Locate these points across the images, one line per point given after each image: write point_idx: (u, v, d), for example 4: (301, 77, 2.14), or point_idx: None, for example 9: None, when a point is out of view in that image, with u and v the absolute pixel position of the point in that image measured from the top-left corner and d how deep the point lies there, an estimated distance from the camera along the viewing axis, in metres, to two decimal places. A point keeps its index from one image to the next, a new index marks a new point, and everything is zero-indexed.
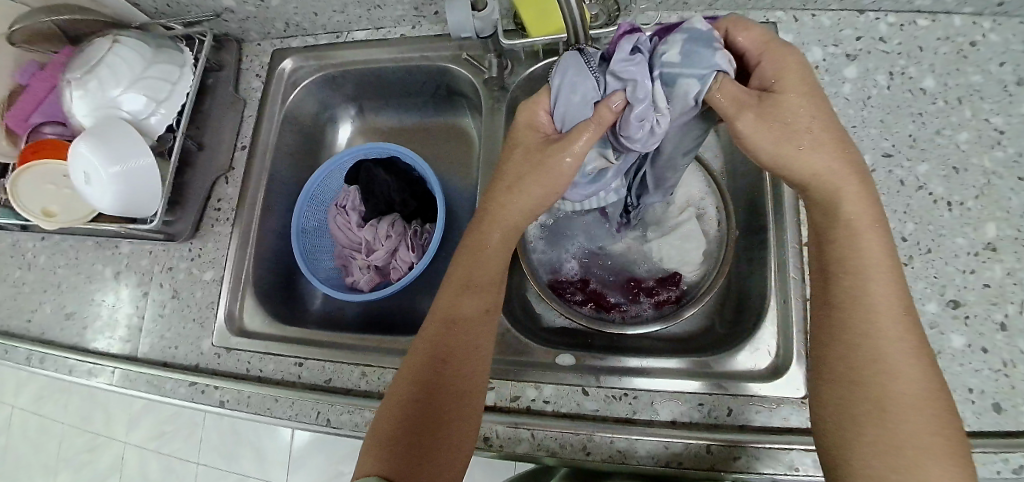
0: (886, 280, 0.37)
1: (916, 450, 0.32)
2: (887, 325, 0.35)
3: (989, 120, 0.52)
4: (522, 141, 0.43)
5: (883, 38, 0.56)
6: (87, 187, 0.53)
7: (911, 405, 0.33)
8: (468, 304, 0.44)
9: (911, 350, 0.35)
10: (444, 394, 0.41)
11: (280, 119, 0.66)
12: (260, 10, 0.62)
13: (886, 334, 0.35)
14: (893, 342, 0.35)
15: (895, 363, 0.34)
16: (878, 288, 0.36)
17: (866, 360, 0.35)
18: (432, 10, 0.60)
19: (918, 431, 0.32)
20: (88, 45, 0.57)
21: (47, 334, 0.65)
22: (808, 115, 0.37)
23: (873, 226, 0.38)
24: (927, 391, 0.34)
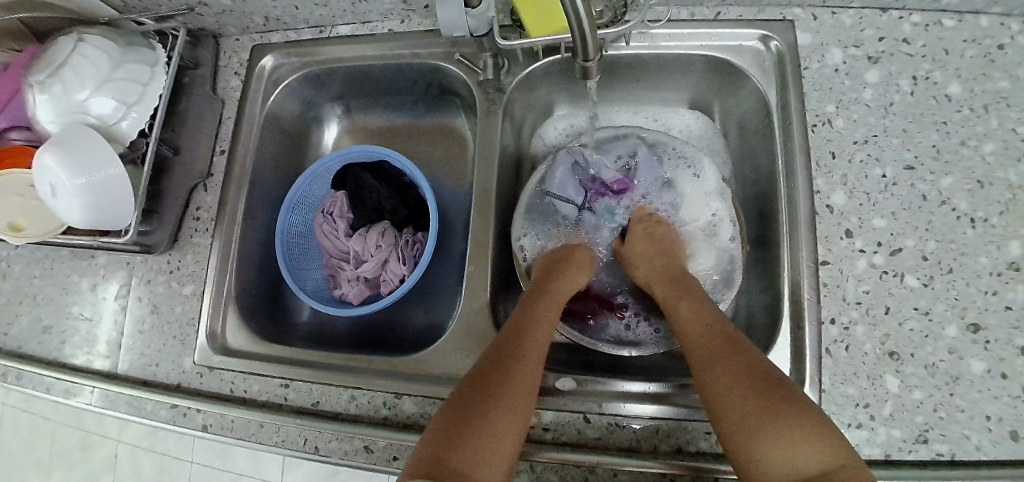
0: (697, 316, 0.45)
1: (751, 424, 0.34)
2: (697, 344, 0.42)
3: (1018, 129, 0.49)
4: (579, 262, 0.55)
5: (907, 38, 0.52)
6: (54, 200, 0.49)
7: (730, 389, 0.36)
8: (536, 315, 0.46)
9: (733, 350, 0.39)
10: (503, 389, 0.37)
11: (261, 120, 0.62)
12: (236, 3, 0.58)
13: (700, 349, 0.41)
14: (710, 350, 0.40)
15: (710, 361, 0.39)
16: (694, 325, 0.44)
17: (696, 365, 0.40)
18: (421, 4, 0.56)
19: (743, 411, 0.35)
20: (51, 45, 0.52)
21: (23, 349, 0.62)
22: (645, 243, 0.56)
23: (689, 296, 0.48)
24: (738, 375, 0.37)
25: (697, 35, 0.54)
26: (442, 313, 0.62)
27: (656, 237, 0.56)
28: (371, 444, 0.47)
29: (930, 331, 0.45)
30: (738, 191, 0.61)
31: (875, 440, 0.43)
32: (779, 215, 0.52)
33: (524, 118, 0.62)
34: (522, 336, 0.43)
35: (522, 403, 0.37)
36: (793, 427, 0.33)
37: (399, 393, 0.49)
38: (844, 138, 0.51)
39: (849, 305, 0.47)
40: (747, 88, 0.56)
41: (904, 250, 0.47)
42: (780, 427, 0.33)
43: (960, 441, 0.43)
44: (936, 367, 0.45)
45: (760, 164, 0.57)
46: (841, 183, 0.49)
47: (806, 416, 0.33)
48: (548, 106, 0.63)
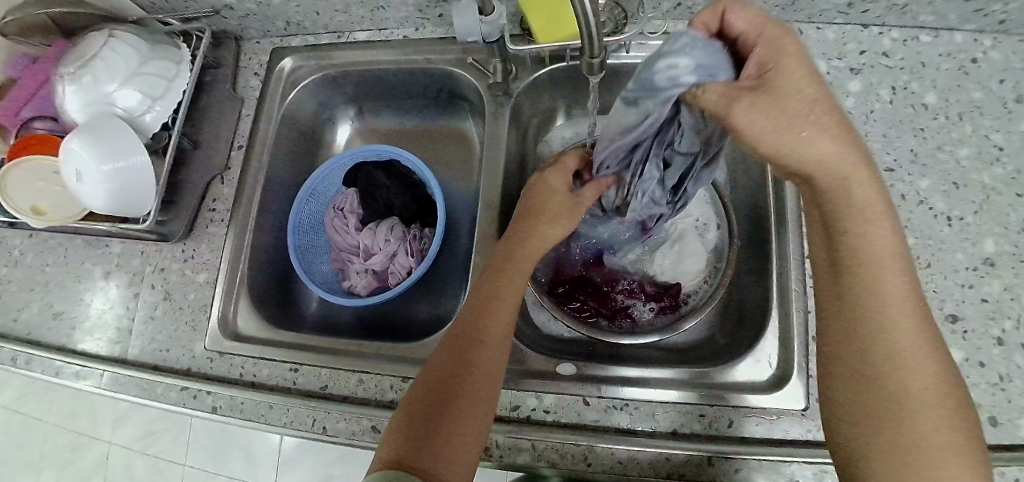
0: (895, 268, 0.33)
1: (915, 448, 0.30)
2: (890, 314, 0.32)
3: (989, 137, 0.52)
4: (553, 186, 0.50)
5: (886, 53, 0.57)
6: (79, 185, 0.51)
7: (917, 403, 0.31)
8: (504, 303, 0.45)
9: (920, 340, 0.32)
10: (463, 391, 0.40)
11: (279, 118, 0.65)
12: (260, 8, 0.61)
13: (893, 321, 0.32)
14: (898, 330, 0.32)
15: (896, 353, 0.32)
16: (889, 277, 0.33)
17: (859, 346, 0.33)
18: (436, 12, 0.60)
19: (918, 431, 0.30)
20: (82, 39, 0.55)
21: (32, 334, 0.63)
22: (812, 85, 0.27)
23: (887, 209, 0.32)
24: (941, 396, 0.31)
25: None
26: (446, 305, 0.64)
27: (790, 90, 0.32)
28: (378, 425, 0.49)
29: None
30: (731, 192, 0.64)
31: None
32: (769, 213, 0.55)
33: (529, 121, 0.66)
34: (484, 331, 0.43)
35: (478, 402, 0.40)
36: (966, 464, 0.30)
37: (405, 376, 0.51)
38: None
39: None
40: None
41: None
42: (947, 463, 0.29)
43: None
44: None
45: (751, 166, 0.60)
46: None
47: (970, 451, 0.30)
48: (552, 110, 0.67)
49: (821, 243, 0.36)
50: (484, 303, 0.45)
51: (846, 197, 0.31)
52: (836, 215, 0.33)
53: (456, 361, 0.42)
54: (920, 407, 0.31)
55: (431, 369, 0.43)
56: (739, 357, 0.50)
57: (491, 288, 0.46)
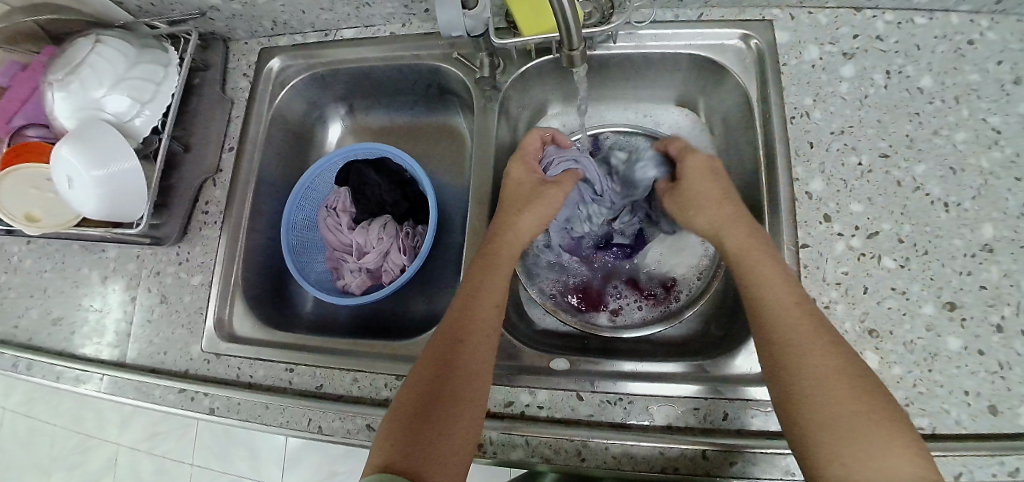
0: (783, 282, 0.42)
1: (849, 428, 0.34)
2: (793, 318, 0.40)
3: (987, 120, 0.51)
4: (521, 178, 0.55)
5: (880, 36, 0.56)
6: (70, 191, 0.51)
7: (835, 389, 0.36)
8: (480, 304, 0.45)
9: (820, 336, 0.39)
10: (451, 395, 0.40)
11: (268, 119, 0.65)
12: (245, 8, 0.61)
13: (799, 326, 0.40)
14: (804, 333, 0.39)
15: (806, 348, 0.38)
16: (778, 291, 0.42)
17: (784, 349, 0.39)
18: (422, 8, 0.59)
19: (848, 416, 0.34)
20: (69, 45, 0.55)
21: (33, 340, 0.63)
22: (713, 180, 0.51)
23: (767, 253, 0.44)
24: (855, 380, 0.36)
25: (681, 35, 0.58)
26: (441, 303, 0.64)
27: (716, 172, 0.52)
28: (373, 423, 0.49)
29: (908, 310, 0.47)
30: None
31: None
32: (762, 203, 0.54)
33: (520, 116, 0.65)
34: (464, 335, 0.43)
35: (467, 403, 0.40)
36: (900, 445, 0.33)
37: (399, 374, 0.51)
38: (822, 129, 0.53)
39: (829, 285, 0.49)
40: (730, 84, 0.59)
41: (880, 233, 0.50)
42: (883, 444, 0.33)
43: (939, 415, 0.44)
44: (914, 343, 0.46)
45: (744, 156, 0.59)
46: (820, 171, 0.52)
47: (903, 432, 0.34)
48: (542, 103, 0.66)
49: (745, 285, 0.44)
50: (466, 305, 0.45)
51: (748, 256, 0.45)
52: (742, 264, 0.45)
53: (439, 368, 0.42)
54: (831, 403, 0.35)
55: (416, 374, 0.42)
56: (734, 349, 0.50)
57: (470, 291, 0.47)
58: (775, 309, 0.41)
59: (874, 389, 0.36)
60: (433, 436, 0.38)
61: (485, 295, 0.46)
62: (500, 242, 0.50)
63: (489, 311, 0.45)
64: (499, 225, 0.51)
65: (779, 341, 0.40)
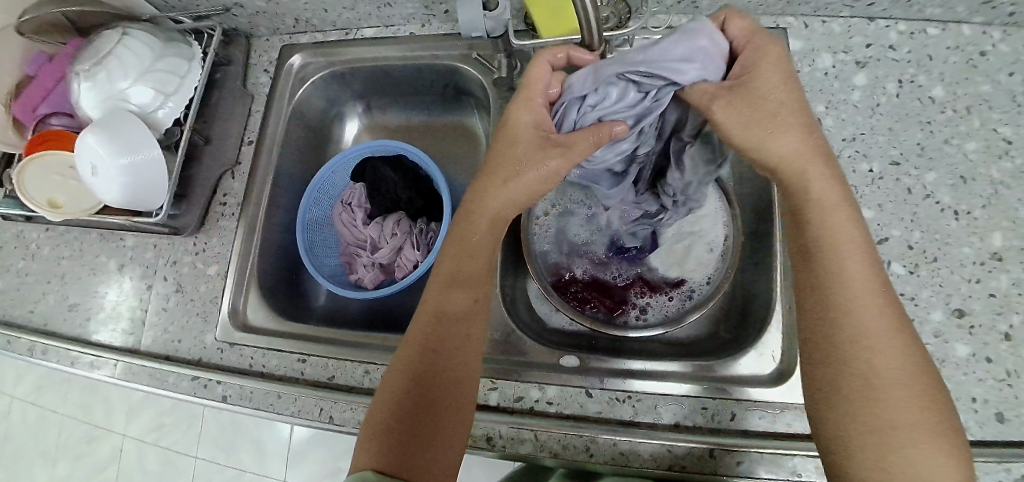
0: (866, 268, 0.37)
1: (901, 433, 0.33)
2: (869, 305, 0.36)
3: (997, 130, 0.52)
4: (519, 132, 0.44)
5: (893, 46, 0.56)
6: (95, 179, 0.53)
7: (902, 395, 0.34)
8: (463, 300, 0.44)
9: (891, 327, 0.35)
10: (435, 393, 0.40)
11: (287, 113, 0.66)
12: (269, 5, 0.62)
13: (868, 308, 0.36)
14: (881, 331, 0.35)
15: (875, 343, 0.35)
16: (857, 270, 0.37)
17: (853, 340, 0.36)
18: (442, 9, 0.60)
19: (903, 418, 0.33)
20: (97, 38, 0.56)
21: (49, 326, 0.64)
22: (785, 91, 0.38)
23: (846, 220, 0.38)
24: (921, 387, 0.34)
25: None
26: None
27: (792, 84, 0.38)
28: None
29: (917, 316, 0.48)
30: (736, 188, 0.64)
31: None
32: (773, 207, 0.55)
33: None
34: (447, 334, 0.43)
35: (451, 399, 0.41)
36: (943, 448, 0.32)
37: None
38: (834, 136, 0.54)
39: None
40: None
41: (890, 239, 0.50)
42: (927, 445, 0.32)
43: None
44: (923, 349, 0.47)
45: None
46: None
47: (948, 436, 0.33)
48: None
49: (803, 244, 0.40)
50: (443, 298, 0.44)
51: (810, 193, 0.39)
52: (813, 229, 0.39)
53: (423, 363, 0.42)
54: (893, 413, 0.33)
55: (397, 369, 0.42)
56: (742, 350, 0.50)
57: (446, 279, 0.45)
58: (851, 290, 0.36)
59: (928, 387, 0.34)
60: (428, 430, 0.39)
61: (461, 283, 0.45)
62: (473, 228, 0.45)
63: (466, 303, 0.45)
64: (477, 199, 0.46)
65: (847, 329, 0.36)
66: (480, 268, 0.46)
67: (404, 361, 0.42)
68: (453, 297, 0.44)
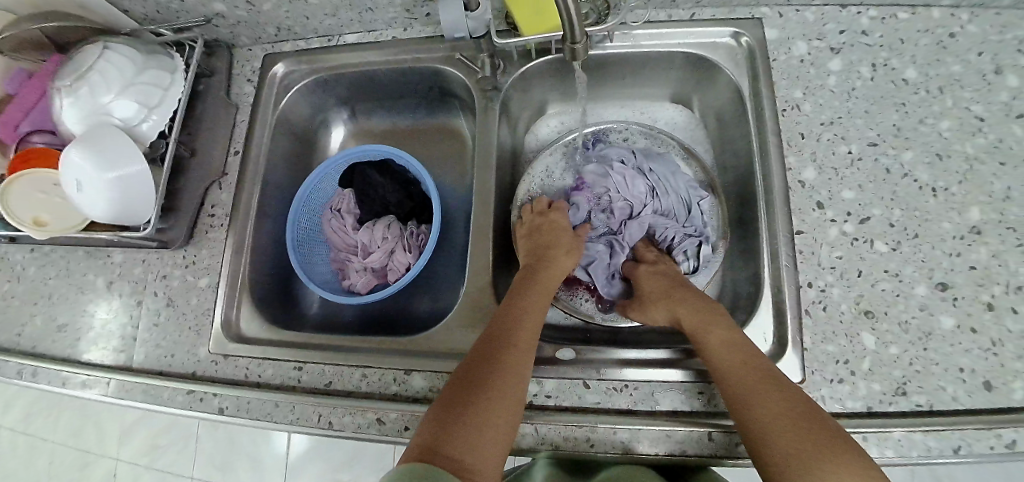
0: (727, 343, 0.45)
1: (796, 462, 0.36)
2: (736, 377, 0.43)
3: (970, 108, 0.54)
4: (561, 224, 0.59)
5: (865, 31, 0.58)
6: (79, 195, 0.52)
7: (781, 425, 0.39)
8: (528, 305, 0.49)
9: (761, 381, 0.42)
10: (490, 384, 0.41)
11: (273, 122, 0.66)
12: (250, 14, 0.63)
13: (737, 378, 0.43)
14: (752, 387, 0.42)
15: (749, 395, 0.41)
16: (722, 353, 0.45)
17: (734, 399, 0.42)
18: (423, 12, 0.61)
19: (791, 449, 0.37)
20: (77, 53, 0.56)
21: (37, 347, 0.63)
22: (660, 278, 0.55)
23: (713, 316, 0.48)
24: (793, 407, 0.40)
25: (675, 34, 0.60)
26: (446, 300, 0.64)
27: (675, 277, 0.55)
28: (383, 417, 0.49)
29: (902, 291, 0.49)
30: (721, 177, 0.65)
31: (858, 394, 0.46)
32: (757, 194, 0.56)
33: (520, 115, 0.67)
34: (508, 334, 0.46)
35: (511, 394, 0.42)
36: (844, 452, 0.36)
37: (408, 368, 0.52)
38: (812, 120, 0.55)
39: (825, 269, 0.50)
40: (722, 80, 0.61)
41: (872, 218, 0.51)
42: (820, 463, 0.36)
43: (937, 393, 0.45)
44: (910, 323, 0.48)
45: (738, 149, 0.61)
46: (812, 160, 0.54)
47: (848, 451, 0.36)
48: (541, 103, 0.68)
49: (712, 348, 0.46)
50: (516, 303, 0.49)
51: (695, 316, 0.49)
52: (695, 335, 0.48)
53: (489, 356, 0.44)
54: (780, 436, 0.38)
55: (463, 367, 0.44)
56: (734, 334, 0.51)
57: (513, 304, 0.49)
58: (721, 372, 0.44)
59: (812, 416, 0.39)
60: (483, 418, 0.39)
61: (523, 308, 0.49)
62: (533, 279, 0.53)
63: (534, 317, 0.48)
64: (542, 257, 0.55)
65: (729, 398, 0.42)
66: (541, 301, 0.51)
67: (472, 355, 0.45)
68: (522, 314, 0.48)
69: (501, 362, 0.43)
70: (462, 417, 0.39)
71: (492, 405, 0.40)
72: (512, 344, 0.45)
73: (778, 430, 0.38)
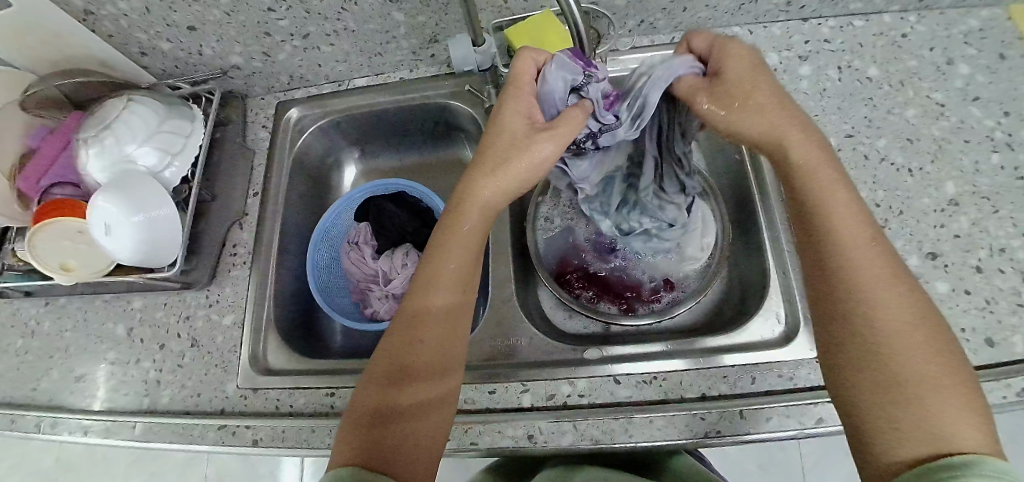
0: (863, 231, 0.39)
1: (921, 388, 0.33)
2: (872, 273, 0.37)
3: (930, 96, 0.60)
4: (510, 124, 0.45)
5: (827, 39, 0.65)
6: (106, 238, 0.54)
7: (918, 346, 0.35)
8: (441, 272, 0.45)
9: (893, 287, 0.37)
10: (406, 381, 0.42)
11: (289, 162, 0.69)
12: (266, 65, 0.67)
13: (878, 280, 0.37)
14: (884, 293, 0.37)
15: (882, 302, 0.36)
16: (857, 248, 0.38)
17: (862, 305, 0.37)
18: (429, 53, 0.66)
19: (924, 373, 0.34)
20: (101, 107, 0.59)
21: (54, 401, 0.62)
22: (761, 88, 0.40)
23: (846, 203, 0.40)
24: (920, 323, 0.36)
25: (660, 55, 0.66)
26: None
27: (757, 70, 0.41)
28: None
29: None
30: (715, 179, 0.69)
31: None
32: (752, 190, 0.60)
33: None
34: (421, 318, 0.44)
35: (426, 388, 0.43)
36: (959, 389, 0.34)
37: None
38: None
39: None
40: None
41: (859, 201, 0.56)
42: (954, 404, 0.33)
43: None
44: None
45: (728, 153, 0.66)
46: None
47: (969, 384, 0.34)
48: None
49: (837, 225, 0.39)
50: (434, 273, 0.46)
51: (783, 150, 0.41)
52: (816, 210, 0.40)
53: (404, 345, 0.44)
54: (903, 364, 0.34)
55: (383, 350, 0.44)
56: (749, 319, 0.54)
57: (431, 274, 0.46)
58: (856, 263, 0.38)
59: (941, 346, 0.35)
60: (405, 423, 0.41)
61: (439, 284, 0.45)
62: (454, 236, 0.46)
63: (449, 292, 0.46)
64: (464, 191, 0.46)
65: (856, 300, 0.37)
66: (463, 261, 0.46)
67: (391, 334, 0.45)
68: (434, 289, 0.45)
69: (415, 350, 0.43)
70: (387, 417, 0.41)
71: (411, 402, 0.42)
72: (429, 331, 0.44)
73: (914, 354, 0.35)
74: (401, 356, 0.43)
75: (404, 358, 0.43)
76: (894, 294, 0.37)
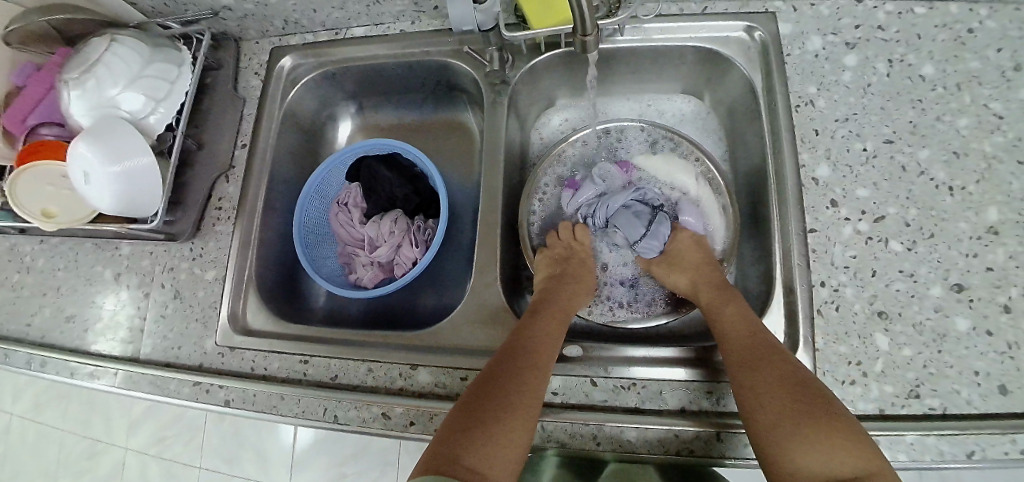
0: (738, 318, 0.47)
1: (798, 440, 0.38)
2: (746, 345, 0.45)
3: (989, 105, 0.52)
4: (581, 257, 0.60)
5: (882, 26, 0.57)
6: (87, 187, 0.52)
7: (788, 409, 0.39)
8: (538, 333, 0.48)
9: (779, 364, 0.42)
10: (498, 413, 0.40)
11: (281, 115, 0.66)
12: (258, 7, 0.62)
13: (741, 353, 0.44)
14: (760, 360, 0.43)
15: (761, 369, 0.42)
16: (753, 345, 0.44)
17: (735, 372, 0.43)
18: (431, 5, 0.60)
19: (788, 424, 0.39)
20: (85, 45, 0.56)
21: (46, 338, 0.64)
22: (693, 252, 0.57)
23: (734, 306, 0.49)
24: (799, 387, 0.40)
25: (689, 27, 0.59)
26: (451, 295, 0.65)
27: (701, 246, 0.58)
28: (388, 411, 0.49)
29: (916, 292, 0.48)
30: (733, 173, 0.64)
31: (869, 396, 0.46)
32: (769, 192, 0.55)
33: (529, 109, 0.67)
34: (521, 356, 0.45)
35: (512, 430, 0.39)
36: (826, 436, 0.37)
37: (413, 364, 0.51)
38: (827, 117, 0.54)
39: (837, 269, 0.50)
40: (734, 75, 0.60)
41: (887, 217, 0.51)
42: (815, 439, 0.37)
43: (951, 396, 0.45)
44: (924, 325, 0.47)
45: (750, 147, 0.60)
46: (825, 157, 0.53)
47: (845, 429, 0.37)
48: (550, 97, 0.68)
49: (737, 319, 0.47)
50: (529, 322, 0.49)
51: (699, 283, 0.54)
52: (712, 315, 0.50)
53: (503, 364, 0.44)
54: (778, 413, 0.39)
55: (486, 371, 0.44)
56: None
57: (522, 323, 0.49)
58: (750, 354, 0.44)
59: (817, 391, 0.40)
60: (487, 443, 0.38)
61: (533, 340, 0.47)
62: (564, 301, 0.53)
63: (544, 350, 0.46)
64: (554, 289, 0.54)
65: (743, 366, 0.43)
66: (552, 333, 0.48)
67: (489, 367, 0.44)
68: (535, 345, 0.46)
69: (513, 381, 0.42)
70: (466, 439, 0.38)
71: (501, 414, 0.40)
72: (524, 361, 0.44)
73: (781, 405, 0.40)
74: (496, 384, 0.42)
75: (494, 385, 0.42)
76: (776, 366, 0.42)
